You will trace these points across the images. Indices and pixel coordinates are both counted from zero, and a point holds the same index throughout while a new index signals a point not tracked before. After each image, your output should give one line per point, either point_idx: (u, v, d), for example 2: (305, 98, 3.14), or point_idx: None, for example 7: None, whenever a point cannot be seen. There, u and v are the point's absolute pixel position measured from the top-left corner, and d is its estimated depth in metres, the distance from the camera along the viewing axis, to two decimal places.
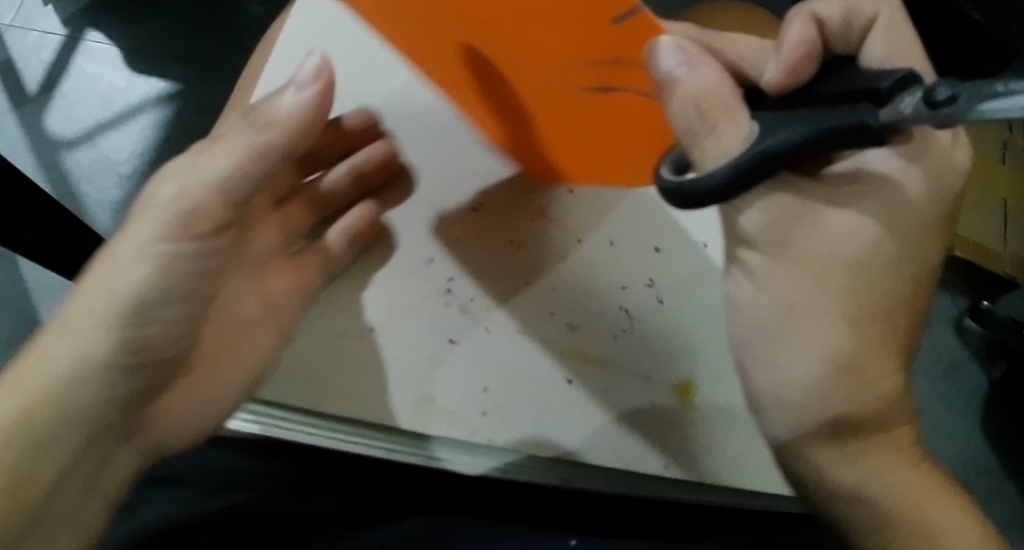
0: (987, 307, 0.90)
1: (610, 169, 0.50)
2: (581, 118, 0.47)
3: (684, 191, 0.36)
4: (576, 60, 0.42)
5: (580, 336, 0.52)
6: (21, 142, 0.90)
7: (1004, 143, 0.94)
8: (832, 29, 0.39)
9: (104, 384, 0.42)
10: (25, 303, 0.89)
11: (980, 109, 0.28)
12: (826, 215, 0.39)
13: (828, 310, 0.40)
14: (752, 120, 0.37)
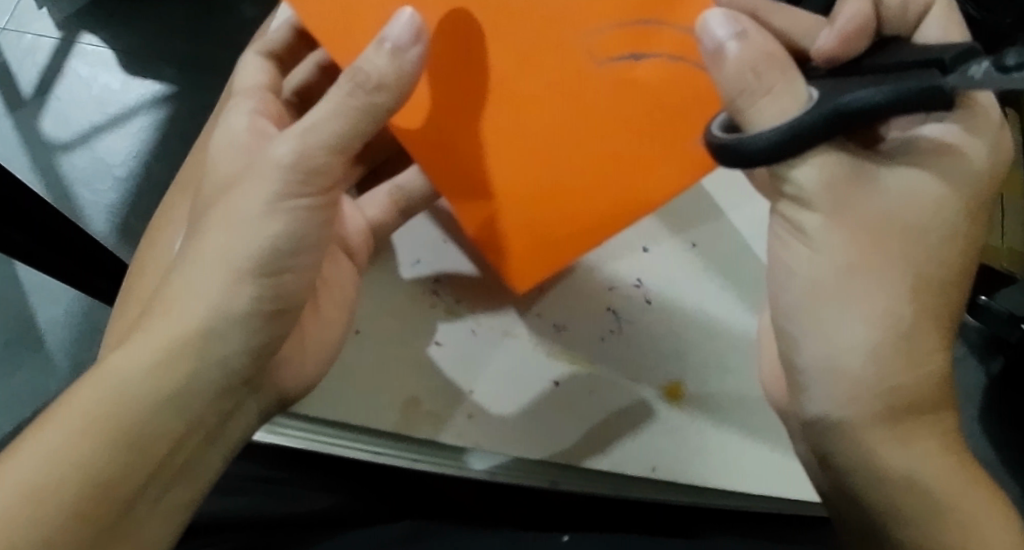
0: (983, 302, 0.90)
1: (613, 182, 0.42)
2: (598, 109, 0.41)
3: (743, 151, 0.33)
4: (591, 26, 0.41)
5: (566, 337, 0.47)
6: (16, 146, 0.89)
7: None
8: (889, 9, 0.38)
9: (222, 344, 0.38)
10: (24, 308, 0.88)
11: None
12: (886, 177, 0.36)
13: (890, 276, 0.37)
14: (808, 88, 0.34)
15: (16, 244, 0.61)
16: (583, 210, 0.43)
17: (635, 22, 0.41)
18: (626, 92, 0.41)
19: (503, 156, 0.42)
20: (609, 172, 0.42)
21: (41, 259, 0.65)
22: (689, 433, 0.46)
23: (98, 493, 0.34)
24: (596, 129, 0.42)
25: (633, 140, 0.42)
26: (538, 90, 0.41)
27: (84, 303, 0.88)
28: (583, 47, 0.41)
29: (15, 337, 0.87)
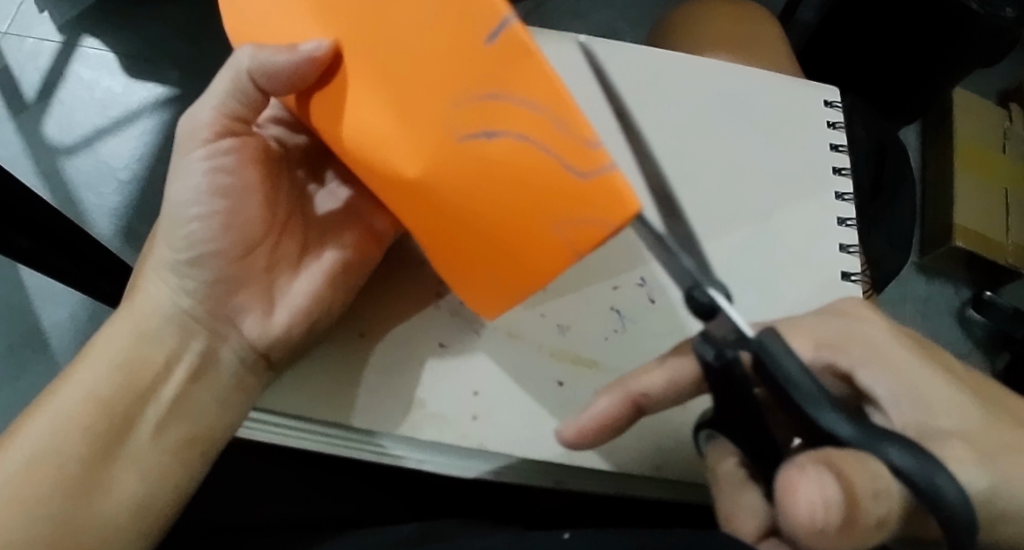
0: (990, 298, 0.96)
1: (503, 252, 0.37)
2: (470, 188, 0.36)
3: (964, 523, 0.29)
4: (455, 94, 0.33)
5: (571, 337, 0.46)
6: (18, 149, 0.89)
7: (1004, 134, 1.03)
8: (651, 401, 0.40)
9: (173, 291, 0.44)
10: (26, 310, 0.88)
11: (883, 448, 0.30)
12: (840, 460, 0.29)
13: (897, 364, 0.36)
14: (871, 478, 0.28)
15: (20, 247, 0.61)
16: (485, 274, 0.39)
17: (484, 95, 0.32)
18: (489, 165, 0.34)
19: (396, 195, 0.40)
20: (495, 236, 0.37)
21: (47, 262, 0.65)
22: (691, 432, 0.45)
23: (101, 418, 0.41)
24: (471, 181, 0.35)
25: (510, 204, 0.35)
26: (407, 145, 0.37)
27: (86, 306, 0.89)
28: (448, 87, 0.34)
29: (19, 341, 0.87)
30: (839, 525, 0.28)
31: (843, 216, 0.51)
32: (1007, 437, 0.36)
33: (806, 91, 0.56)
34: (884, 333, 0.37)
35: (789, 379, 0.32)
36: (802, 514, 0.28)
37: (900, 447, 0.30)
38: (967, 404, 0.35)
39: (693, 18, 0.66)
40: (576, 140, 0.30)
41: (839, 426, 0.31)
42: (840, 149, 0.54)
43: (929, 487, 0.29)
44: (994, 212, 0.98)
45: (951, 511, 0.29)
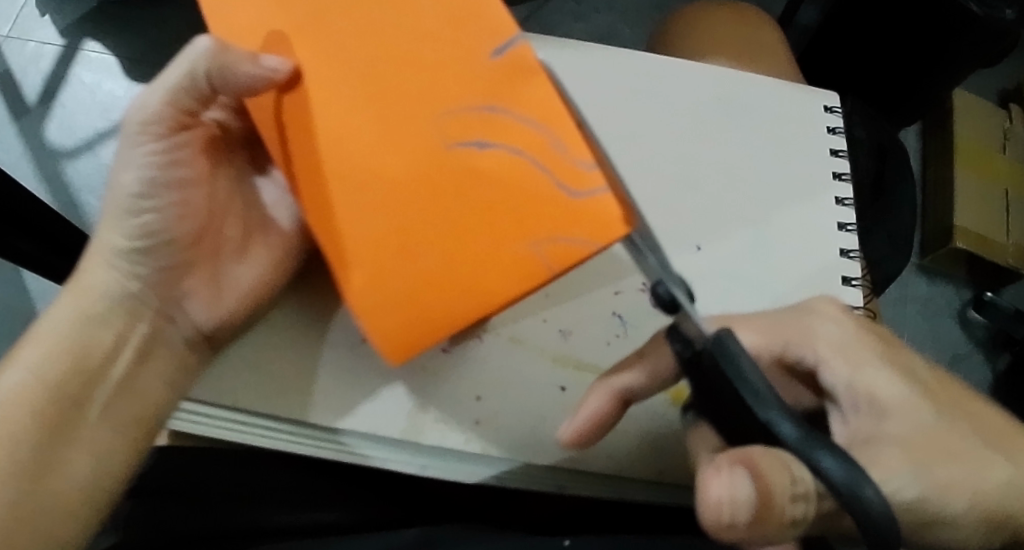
0: (990, 299, 0.95)
1: (446, 277, 0.38)
2: (454, 195, 0.37)
3: (878, 528, 0.28)
4: (457, 101, 0.37)
5: (573, 343, 0.46)
6: (20, 153, 0.89)
7: (1005, 134, 1.03)
8: (634, 395, 0.40)
9: (120, 275, 0.43)
10: (28, 313, 0.88)
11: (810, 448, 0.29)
12: (759, 458, 0.28)
13: (869, 365, 0.38)
14: (788, 479, 0.28)
15: (22, 251, 0.61)
16: (406, 317, 0.38)
17: (484, 108, 0.37)
18: (475, 173, 0.37)
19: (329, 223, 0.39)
20: (448, 256, 0.37)
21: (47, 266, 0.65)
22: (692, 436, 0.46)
23: (50, 402, 0.39)
24: (453, 193, 0.37)
25: (490, 214, 0.37)
26: (388, 154, 0.37)
27: None
28: (453, 98, 0.37)
29: None
30: (747, 523, 0.27)
31: (843, 221, 0.52)
32: (959, 442, 0.37)
33: (806, 97, 0.56)
34: (851, 331, 0.39)
35: (740, 374, 0.31)
36: (710, 509, 0.28)
37: (829, 455, 0.29)
38: (920, 406, 0.37)
39: (694, 21, 0.66)
40: (572, 161, 0.36)
41: (785, 426, 0.30)
42: (840, 153, 0.54)
43: (853, 499, 0.28)
44: (995, 212, 0.98)
45: (871, 522, 0.28)
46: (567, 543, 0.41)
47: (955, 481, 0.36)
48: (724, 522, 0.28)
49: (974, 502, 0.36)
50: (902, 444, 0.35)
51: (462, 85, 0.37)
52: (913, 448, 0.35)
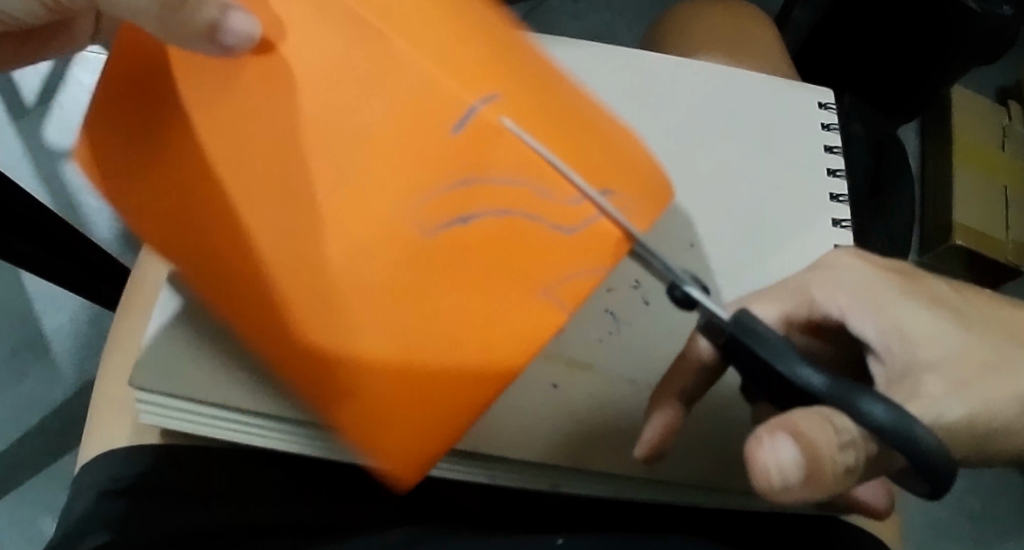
0: None
1: (433, 391, 0.34)
2: (426, 315, 0.33)
3: (940, 466, 0.31)
4: (409, 194, 0.32)
5: (565, 340, 0.46)
6: (20, 154, 0.89)
7: (1004, 131, 1.02)
8: (690, 391, 0.41)
9: None
10: (27, 313, 0.89)
11: (863, 403, 0.31)
12: (793, 421, 0.30)
13: (892, 299, 0.38)
14: (828, 428, 0.30)
15: (19, 251, 0.61)
16: (419, 435, 0.34)
17: (455, 180, 0.32)
18: (463, 251, 0.32)
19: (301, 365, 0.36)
20: (437, 351, 0.33)
21: (46, 266, 0.65)
22: (686, 433, 0.45)
23: None
24: (428, 275, 0.33)
25: (474, 285, 0.33)
26: (345, 270, 0.34)
27: (88, 310, 0.89)
28: (415, 177, 0.32)
29: (21, 345, 0.88)
30: (802, 484, 0.29)
31: (838, 217, 0.51)
32: (990, 355, 0.37)
33: (800, 94, 0.56)
34: (869, 271, 0.39)
35: (764, 344, 0.34)
36: (760, 475, 0.30)
37: (878, 402, 0.31)
38: (951, 326, 0.37)
39: (687, 18, 0.66)
40: (561, 200, 0.31)
41: (810, 375, 0.32)
42: (835, 150, 0.54)
43: (908, 442, 0.30)
44: (995, 209, 0.97)
45: (925, 457, 0.30)
46: (560, 543, 0.42)
47: (989, 397, 0.36)
48: (801, 490, 0.29)
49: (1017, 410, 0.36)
50: (937, 369, 0.36)
51: (414, 160, 0.32)
52: (947, 371, 0.35)
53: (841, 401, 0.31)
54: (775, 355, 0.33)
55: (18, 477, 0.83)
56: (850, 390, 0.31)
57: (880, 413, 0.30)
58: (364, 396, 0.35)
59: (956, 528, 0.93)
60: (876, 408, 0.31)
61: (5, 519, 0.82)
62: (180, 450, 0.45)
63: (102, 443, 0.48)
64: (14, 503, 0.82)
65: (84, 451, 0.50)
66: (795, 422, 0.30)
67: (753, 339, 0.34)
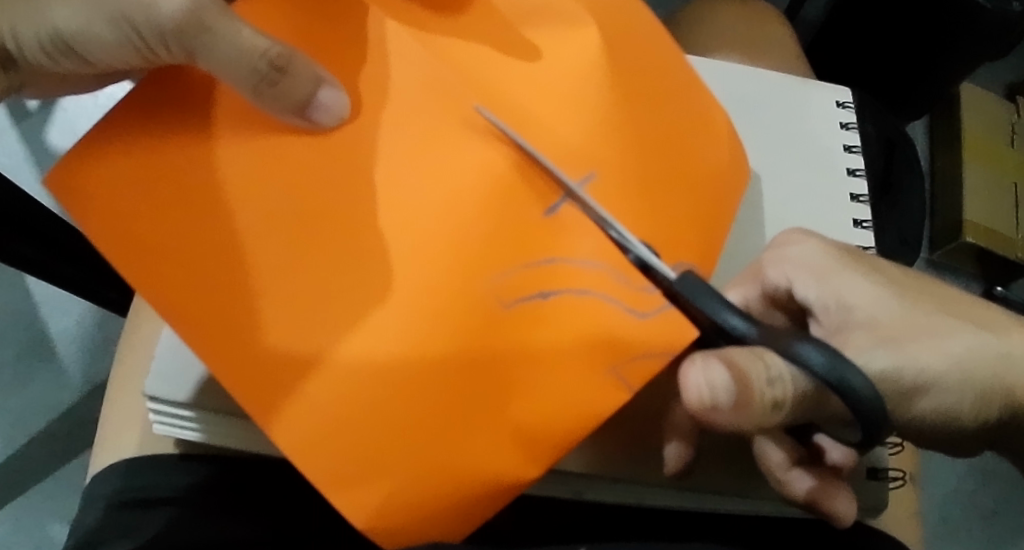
0: (1000, 294, 0.97)
1: (483, 446, 0.36)
2: (496, 388, 0.35)
3: (877, 410, 0.32)
4: (491, 271, 0.35)
5: None
6: (24, 158, 0.89)
7: (1013, 127, 1.01)
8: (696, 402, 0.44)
9: None
10: (32, 317, 0.88)
11: (795, 349, 0.33)
12: (723, 356, 0.35)
13: (837, 268, 0.39)
14: (765, 359, 0.34)
15: (24, 256, 0.61)
16: (458, 493, 0.36)
17: (538, 260, 0.35)
18: (542, 328, 0.36)
19: (298, 423, 0.35)
20: (497, 424, 0.36)
21: (53, 271, 0.65)
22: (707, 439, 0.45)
23: None
24: (503, 342, 0.35)
25: (556, 354, 0.36)
26: (421, 335, 0.35)
27: (93, 314, 0.89)
28: (491, 256, 0.35)
29: (26, 350, 0.87)
30: (724, 402, 0.35)
31: (858, 218, 0.51)
32: (921, 316, 0.39)
33: (821, 91, 0.56)
34: (816, 247, 0.40)
35: (708, 308, 0.35)
36: (691, 393, 0.36)
37: (809, 345, 0.33)
38: (889, 290, 0.39)
39: (702, 14, 0.66)
40: (635, 286, 0.36)
41: (737, 323, 0.35)
42: (854, 150, 0.54)
43: (840, 384, 0.32)
44: (1005, 206, 0.97)
45: (858, 398, 0.32)
46: None
47: (915, 355, 0.38)
48: (721, 405, 0.35)
49: (944, 367, 0.39)
50: (871, 327, 0.38)
51: (500, 240, 0.35)
52: (880, 331, 0.38)
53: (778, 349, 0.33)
54: (719, 315, 0.35)
55: (25, 482, 0.82)
56: (787, 341, 0.33)
57: (812, 357, 0.33)
58: (409, 471, 0.35)
59: (967, 527, 0.93)
60: (809, 351, 0.33)
61: (14, 521, 0.81)
62: (194, 459, 0.45)
63: (115, 449, 0.48)
64: (22, 508, 0.82)
65: (97, 460, 0.49)
66: (729, 351, 0.35)
67: (697, 294, 0.35)
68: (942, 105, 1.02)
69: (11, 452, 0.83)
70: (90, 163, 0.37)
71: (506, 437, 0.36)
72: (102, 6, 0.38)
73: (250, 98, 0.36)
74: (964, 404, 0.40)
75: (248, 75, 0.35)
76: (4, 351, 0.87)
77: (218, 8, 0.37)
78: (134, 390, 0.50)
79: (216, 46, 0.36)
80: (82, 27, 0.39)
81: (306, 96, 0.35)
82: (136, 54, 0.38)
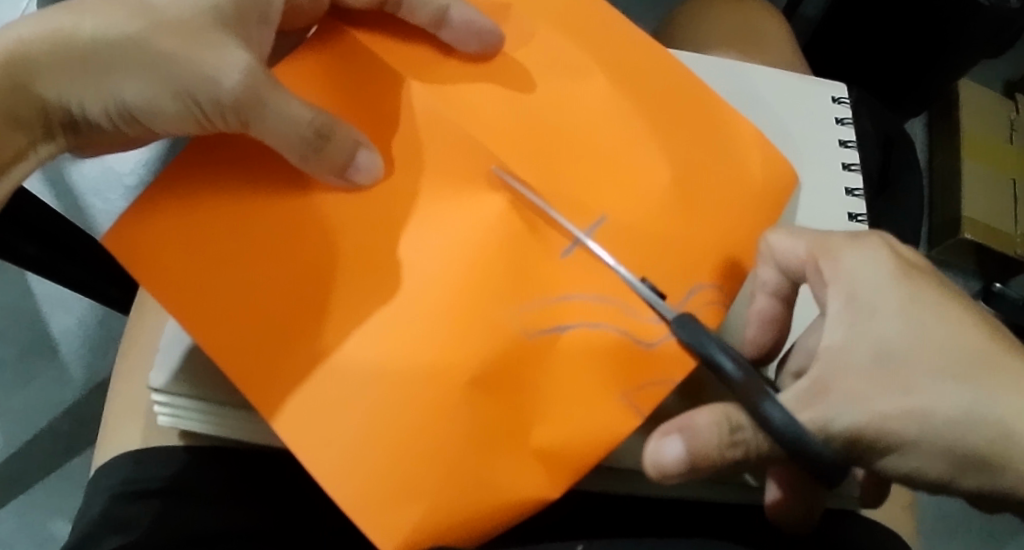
0: (999, 290, 0.97)
1: (495, 462, 0.37)
2: (509, 407, 0.37)
3: (830, 471, 0.35)
4: (515, 303, 0.38)
5: None
6: None
7: (1012, 124, 1.02)
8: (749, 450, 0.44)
9: None
10: (35, 315, 0.89)
11: (765, 407, 0.36)
12: (682, 424, 0.38)
13: (873, 302, 0.38)
14: (727, 420, 0.37)
15: (26, 254, 0.61)
16: (475, 519, 0.37)
17: (555, 295, 0.39)
18: (557, 354, 0.38)
19: (337, 456, 0.36)
20: (514, 443, 0.37)
21: (55, 270, 0.65)
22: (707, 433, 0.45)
23: None
24: (524, 370, 0.38)
25: (570, 377, 0.38)
26: (442, 354, 0.37)
27: (94, 312, 0.89)
28: (516, 291, 0.38)
29: (28, 348, 0.88)
30: (678, 473, 0.37)
31: (854, 212, 0.52)
32: (931, 373, 0.37)
33: (815, 88, 0.57)
34: (868, 269, 0.39)
35: (701, 350, 0.38)
36: (646, 465, 0.38)
37: (779, 406, 0.36)
38: (897, 335, 0.37)
39: (697, 13, 0.66)
40: (643, 318, 0.39)
41: (725, 362, 0.38)
42: (849, 144, 0.54)
43: (799, 443, 0.36)
44: (1003, 202, 0.97)
45: (815, 457, 0.35)
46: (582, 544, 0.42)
47: (898, 412, 0.37)
48: (671, 477, 0.38)
49: (918, 433, 0.37)
50: (851, 372, 0.37)
51: (522, 279, 0.38)
52: (854, 382, 0.37)
53: (754, 405, 0.37)
54: (706, 357, 0.38)
55: (27, 480, 0.83)
56: (761, 397, 0.37)
57: (776, 416, 0.36)
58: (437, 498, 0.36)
59: (966, 523, 0.93)
60: (775, 411, 0.36)
61: (16, 520, 0.82)
62: (199, 452, 0.46)
63: (118, 443, 0.48)
64: (25, 506, 0.82)
65: (100, 455, 0.50)
66: (692, 415, 0.38)
67: (691, 337, 0.38)
68: (939, 102, 1.02)
69: (14, 449, 0.84)
70: (133, 226, 0.38)
71: (529, 458, 0.37)
72: (168, 80, 0.39)
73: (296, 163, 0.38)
74: (936, 475, 0.37)
75: (297, 142, 0.38)
76: (7, 349, 0.87)
77: (273, 84, 0.39)
78: (136, 385, 0.50)
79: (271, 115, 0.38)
80: (149, 102, 0.39)
81: (347, 158, 0.38)
82: (193, 123, 0.39)
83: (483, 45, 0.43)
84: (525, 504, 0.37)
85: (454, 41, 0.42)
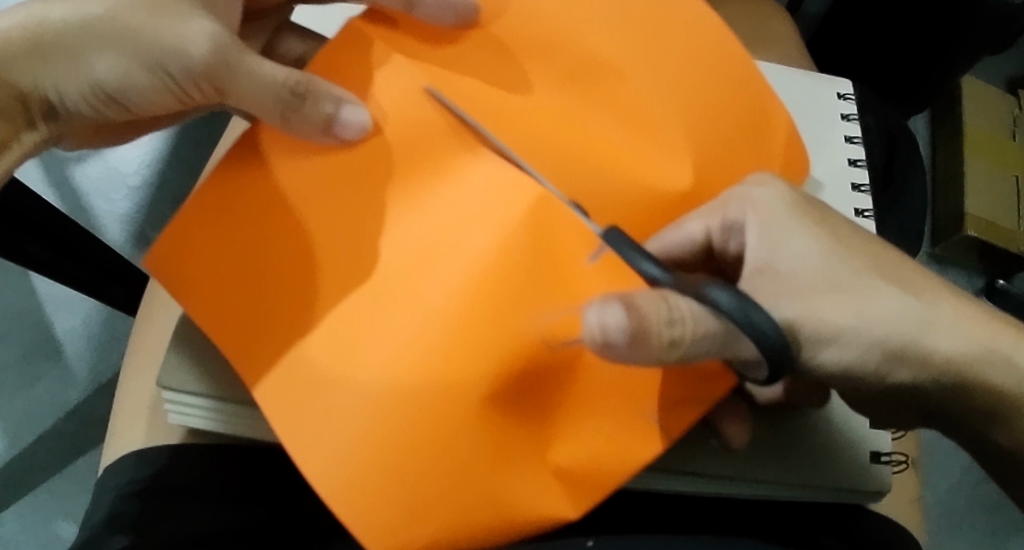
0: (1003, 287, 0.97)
1: (508, 478, 0.37)
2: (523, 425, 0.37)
3: (780, 358, 0.32)
4: (538, 313, 0.37)
5: None
6: None
7: (1014, 121, 1.02)
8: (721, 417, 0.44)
9: None
10: (39, 317, 0.89)
11: (709, 291, 0.31)
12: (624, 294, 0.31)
13: (786, 219, 0.38)
14: (677, 298, 0.31)
15: (31, 256, 0.61)
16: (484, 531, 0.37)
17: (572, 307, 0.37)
18: (580, 367, 0.38)
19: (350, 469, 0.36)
20: (526, 463, 0.37)
21: (59, 270, 0.65)
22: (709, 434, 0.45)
23: None
24: (544, 385, 0.38)
25: (598, 392, 0.38)
26: (460, 370, 0.36)
27: (98, 313, 0.89)
28: (532, 299, 0.37)
29: (31, 350, 0.88)
30: (624, 341, 0.29)
31: (860, 207, 0.52)
32: (857, 274, 0.38)
33: (817, 87, 0.58)
34: (776, 196, 0.39)
35: (629, 259, 0.35)
36: (587, 335, 0.30)
37: (722, 289, 0.31)
38: (818, 244, 0.38)
39: None
40: None
41: (652, 270, 0.34)
42: (856, 139, 0.55)
43: (748, 324, 0.31)
44: (1006, 199, 0.97)
45: (765, 339, 0.31)
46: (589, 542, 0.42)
47: (833, 309, 0.37)
48: (614, 352, 0.30)
49: (850, 327, 0.37)
50: (785, 277, 0.37)
51: (546, 287, 0.37)
52: (791, 282, 0.37)
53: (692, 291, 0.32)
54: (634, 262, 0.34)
55: (31, 482, 0.83)
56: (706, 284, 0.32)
57: (722, 296, 0.31)
58: (443, 514, 0.36)
59: (969, 522, 0.93)
60: (721, 294, 0.31)
61: (20, 522, 0.82)
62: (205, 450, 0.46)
63: (126, 441, 0.49)
64: (28, 508, 0.82)
65: (107, 454, 0.50)
66: (637, 296, 0.30)
67: (620, 247, 0.35)
68: (942, 99, 1.03)
69: (19, 451, 0.84)
70: (167, 248, 0.41)
71: (546, 475, 0.38)
72: (141, 56, 0.41)
73: (279, 127, 0.40)
74: (875, 370, 0.38)
75: (275, 103, 0.40)
76: (11, 351, 0.87)
77: (237, 44, 0.42)
78: (144, 381, 0.51)
79: (242, 81, 0.41)
80: (124, 78, 0.41)
81: (327, 117, 0.39)
82: (168, 93, 0.42)
83: (459, 18, 0.42)
84: (537, 522, 0.38)
85: (431, 17, 0.41)
